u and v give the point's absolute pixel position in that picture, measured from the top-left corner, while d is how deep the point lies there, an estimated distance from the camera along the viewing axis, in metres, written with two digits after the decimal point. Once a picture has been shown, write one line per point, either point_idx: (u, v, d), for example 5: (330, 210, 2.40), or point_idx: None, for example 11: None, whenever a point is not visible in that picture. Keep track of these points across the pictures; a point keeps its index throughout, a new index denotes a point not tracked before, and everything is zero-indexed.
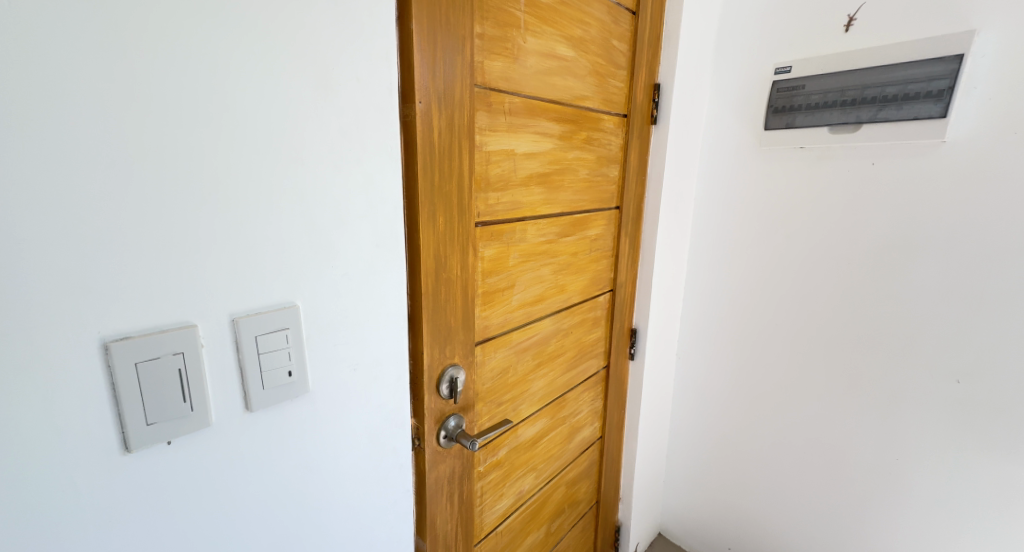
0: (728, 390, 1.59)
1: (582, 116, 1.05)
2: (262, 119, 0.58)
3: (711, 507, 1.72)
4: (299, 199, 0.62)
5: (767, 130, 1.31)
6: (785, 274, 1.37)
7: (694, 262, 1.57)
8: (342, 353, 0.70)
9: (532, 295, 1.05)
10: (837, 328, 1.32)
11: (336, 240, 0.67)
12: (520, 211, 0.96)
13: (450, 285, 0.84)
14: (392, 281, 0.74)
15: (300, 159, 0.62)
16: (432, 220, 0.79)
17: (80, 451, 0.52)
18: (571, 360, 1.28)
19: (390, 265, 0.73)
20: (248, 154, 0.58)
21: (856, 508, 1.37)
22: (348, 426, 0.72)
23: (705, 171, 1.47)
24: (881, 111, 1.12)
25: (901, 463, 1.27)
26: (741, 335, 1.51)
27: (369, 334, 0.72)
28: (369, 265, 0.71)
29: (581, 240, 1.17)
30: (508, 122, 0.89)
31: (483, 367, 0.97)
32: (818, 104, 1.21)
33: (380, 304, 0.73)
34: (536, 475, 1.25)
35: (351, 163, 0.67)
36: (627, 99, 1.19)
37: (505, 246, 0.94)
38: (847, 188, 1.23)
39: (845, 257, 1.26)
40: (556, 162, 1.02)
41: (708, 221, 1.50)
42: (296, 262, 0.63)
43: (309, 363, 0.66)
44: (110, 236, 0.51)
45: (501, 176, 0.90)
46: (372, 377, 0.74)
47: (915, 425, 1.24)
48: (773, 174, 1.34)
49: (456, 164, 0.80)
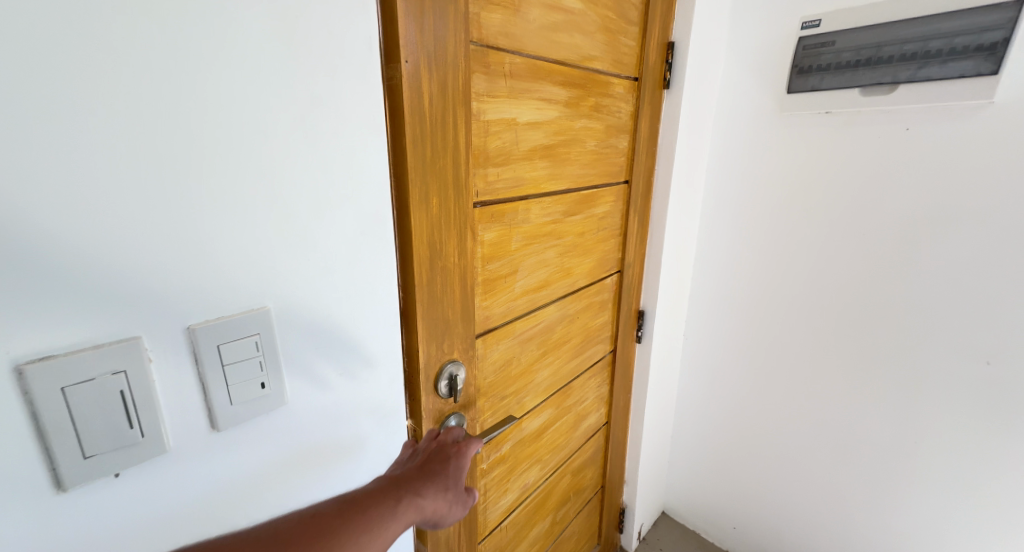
0: (739, 372, 1.52)
1: (590, 80, 0.94)
2: (215, 79, 0.48)
3: (717, 488, 1.68)
4: (262, 177, 0.52)
5: (789, 93, 1.21)
6: (801, 252, 1.29)
7: (703, 239, 1.48)
8: (324, 356, 0.61)
9: (537, 280, 0.96)
10: (857, 308, 1.24)
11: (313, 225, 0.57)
12: (523, 189, 0.86)
13: (447, 273, 0.75)
14: (380, 272, 0.66)
15: (263, 129, 0.52)
16: (425, 202, 0.69)
17: (6, 489, 0.43)
18: (577, 346, 1.20)
19: (374, 255, 0.65)
20: (192, 124, 0.47)
21: (870, 491, 1.32)
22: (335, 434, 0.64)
23: (718, 140, 1.37)
24: (921, 70, 1.02)
25: (920, 447, 1.21)
26: (755, 316, 1.43)
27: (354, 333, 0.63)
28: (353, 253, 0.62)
29: (589, 219, 1.08)
30: (509, 87, 0.78)
31: (485, 360, 0.89)
32: (849, 63, 1.10)
33: (365, 297, 0.64)
34: (541, 467, 1.18)
35: (328, 136, 0.57)
36: (638, 60, 1.07)
37: (507, 228, 0.85)
38: (874, 157, 1.14)
39: (869, 231, 1.18)
40: (561, 133, 0.91)
41: (721, 194, 1.40)
42: (264, 252, 0.54)
43: (285, 369, 0.57)
44: (23, 231, 0.42)
45: (502, 150, 0.80)
46: (360, 378, 0.65)
47: (938, 407, 1.17)
48: (793, 143, 1.24)
49: (450, 138, 0.70)
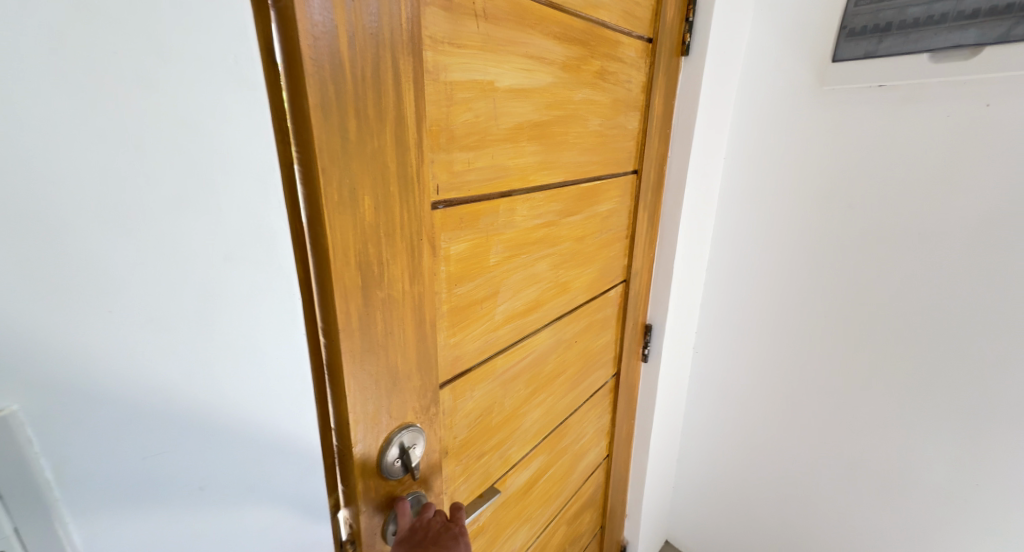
0: (753, 394, 1.29)
1: (594, 36, 0.71)
2: None
3: (729, 523, 1.46)
4: (7, 162, 0.32)
5: (834, 63, 0.98)
6: (840, 256, 1.07)
7: (721, 241, 1.24)
8: (146, 454, 0.40)
9: (524, 302, 0.73)
10: (909, 324, 1.02)
11: (111, 247, 0.36)
12: (505, 181, 0.63)
13: (391, 306, 0.52)
14: (255, 314, 0.44)
15: (5, 78, 0.31)
16: (351, 203, 0.46)
17: None
18: (575, 376, 0.97)
19: (253, 290, 0.43)
20: None
21: (916, 537, 1.11)
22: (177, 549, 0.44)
23: (739, 122, 1.14)
24: (1017, 26, 0.80)
25: (983, 490, 1.01)
26: (782, 332, 1.20)
27: (204, 409, 0.42)
28: (204, 287, 0.40)
29: (591, 219, 0.85)
30: (484, 34, 0.55)
31: (455, 414, 0.66)
32: (916, 21, 0.88)
33: (221, 352, 0.43)
34: (531, 526, 0.96)
35: (140, 103, 0.35)
36: (654, 16, 0.85)
37: (483, 236, 0.62)
38: (939, 140, 0.92)
39: (928, 231, 0.96)
40: (557, 105, 0.68)
41: (742, 187, 1.17)
42: (16, 290, 0.33)
43: (63, 489, 0.38)
44: None
45: (473, 126, 0.56)
46: (217, 477, 0.45)
47: (1005, 446, 0.97)
48: (834, 124, 1.02)
49: (389, 103, 0.47)
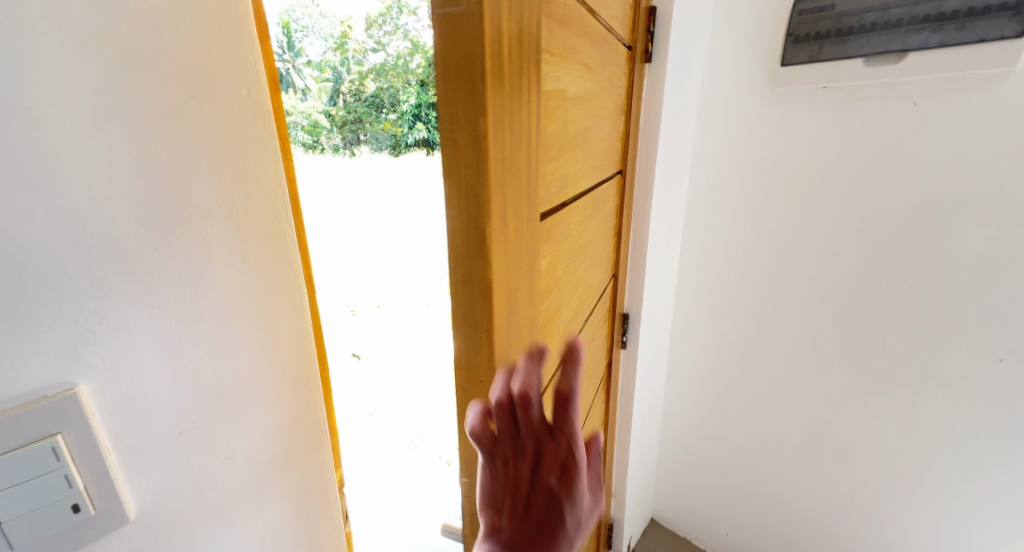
0: (726, 373, 1.38)
1: (609, 46, 0.79)
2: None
3: (708, 495, 1.54)
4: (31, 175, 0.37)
5: (783, 67, 1.07)
6: (798, 242, 1.16)
7: (690, 232, 1.32)
8: (183, 429, 0.46)
9: (574, 304, 0.78)
10: (859, 302, 1.11)
11: (147, 247, 0.42)
12: (568, 190, 0.67)
13: (521, 331, 0.52)
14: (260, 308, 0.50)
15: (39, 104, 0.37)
16: (506, 228, 0.46)
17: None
18: (591, 369, 1.02)
19: (256, 285, 0.49)
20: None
21: (875, 497, 1.20)
22: (196, 527, 0.49)
23: (702, 121, 1.22)
24: (936, 34, 0.89)
25: (931, 452, 1.10)
26: (748, 314, 1.29)
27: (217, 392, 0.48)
28: (217, 284, 0.46)
29: (601, 220, 0.91)
30: (563, 42, 0.59)
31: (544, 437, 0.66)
32: (851, 30, 0.96)
33: (240, 342, 0.49)
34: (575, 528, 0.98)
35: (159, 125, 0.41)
36: (632, 24, 0.92)
37: (557, 247, 0.65)
38: (878, 134, 1.01)
39: (873, 217, 1.05)
40: (592, 111, 0.74)
41: (708, 180, 1.25)
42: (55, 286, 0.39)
43: (106, 463, 0.43)
44: None
45: (557, 136, 0.60)
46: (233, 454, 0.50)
47: (947, 411, 1.06)
48: (786, 121, 1.11)
49: (525, 114, 0.48)
